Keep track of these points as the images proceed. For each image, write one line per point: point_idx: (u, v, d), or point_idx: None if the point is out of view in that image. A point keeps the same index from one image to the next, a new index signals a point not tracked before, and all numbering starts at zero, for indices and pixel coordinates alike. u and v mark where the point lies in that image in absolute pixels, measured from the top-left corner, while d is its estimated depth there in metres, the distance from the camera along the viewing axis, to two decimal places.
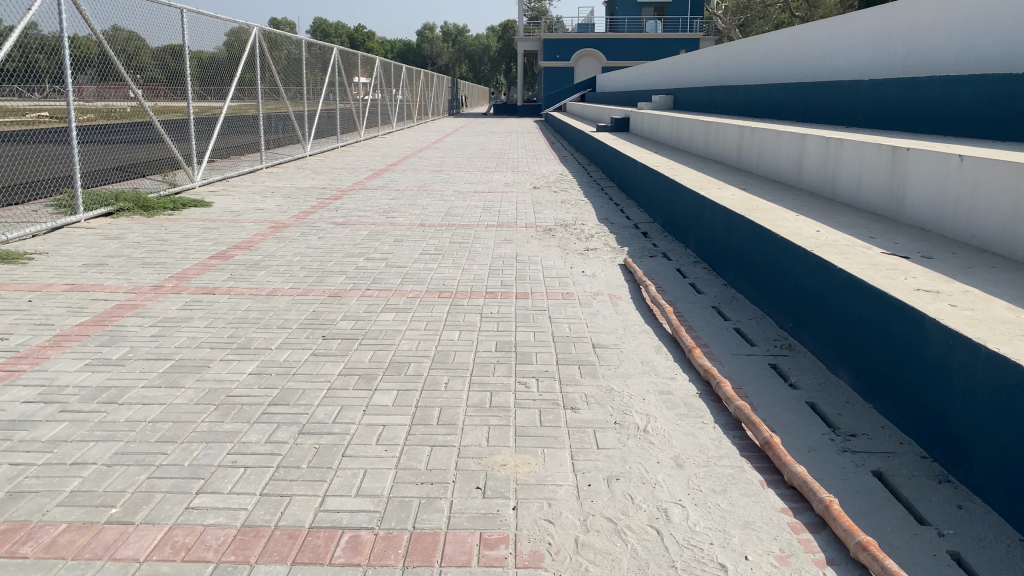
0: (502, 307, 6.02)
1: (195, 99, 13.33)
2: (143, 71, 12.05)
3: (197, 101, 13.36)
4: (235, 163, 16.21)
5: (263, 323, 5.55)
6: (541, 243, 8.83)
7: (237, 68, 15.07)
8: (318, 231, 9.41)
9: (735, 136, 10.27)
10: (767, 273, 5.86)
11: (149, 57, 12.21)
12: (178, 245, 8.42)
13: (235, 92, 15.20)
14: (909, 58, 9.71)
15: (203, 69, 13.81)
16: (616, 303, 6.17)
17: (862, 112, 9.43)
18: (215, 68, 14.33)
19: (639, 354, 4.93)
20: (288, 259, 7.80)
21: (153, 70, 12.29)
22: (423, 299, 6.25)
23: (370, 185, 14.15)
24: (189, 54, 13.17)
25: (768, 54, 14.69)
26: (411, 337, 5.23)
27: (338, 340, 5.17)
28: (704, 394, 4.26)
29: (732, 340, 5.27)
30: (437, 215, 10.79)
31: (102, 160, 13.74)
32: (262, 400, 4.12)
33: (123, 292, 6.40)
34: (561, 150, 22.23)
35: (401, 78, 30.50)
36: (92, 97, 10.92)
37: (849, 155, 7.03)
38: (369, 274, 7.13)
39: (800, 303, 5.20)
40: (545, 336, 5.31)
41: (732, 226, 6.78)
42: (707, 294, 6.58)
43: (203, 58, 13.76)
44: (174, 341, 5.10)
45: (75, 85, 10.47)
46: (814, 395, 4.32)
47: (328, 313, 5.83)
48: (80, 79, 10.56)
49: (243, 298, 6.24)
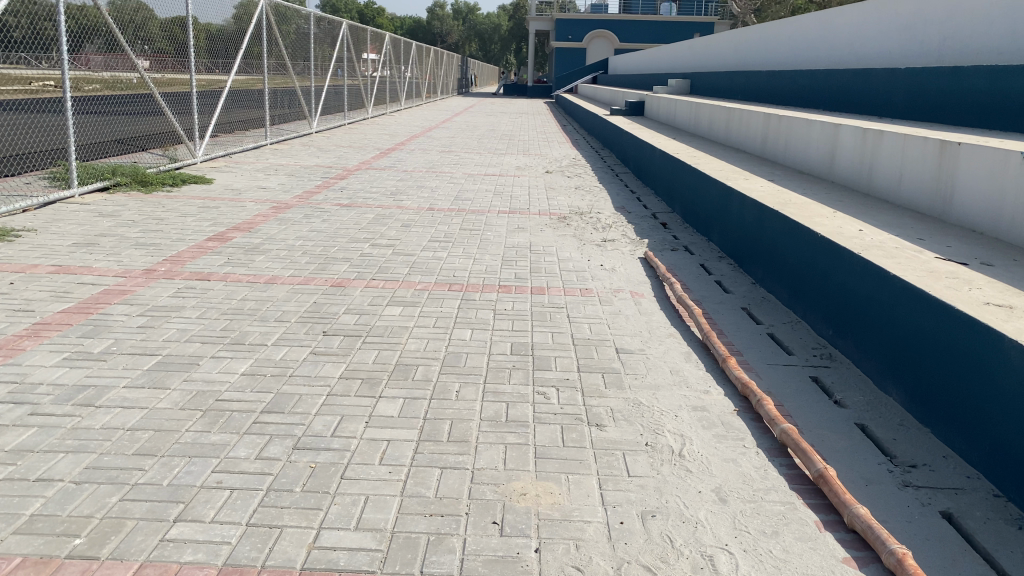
0: (517, 304, 5.61)
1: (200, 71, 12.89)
2: (150, 43, 11.67)
3: (201, 75, 12.91)
4: (240, 138, 15.78)
5: (260, 315, 5.15)
6: (556, 232, 8.41)
7: (245, 39, 14.60)
8: (323, 213, 9.00)
9: (761, 123, 9.80)
10: (804, 273, 5.43)
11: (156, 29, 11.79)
12: (175, 224, 8.02)
13: (241, 65, 14.73)
14: (945, 46, 9.22)
15: (211, 42, 13.34)
16: (639, 302, 5.76)
17: (897, 101, 8.95)
18: (223, 40, 13.91)
19: (667, 361, 4.52)
20: (290, 243, 7.39)
21: (160, 42, 11.92)
22: (432, 292, 5.84)
23: (378, 165, 13.73)
24: (198, 26, 12.77)
25: (792, 38, 14.15)
26: (419, 336, 4.82)
27: (340, 337, 4.76)
28: (742, 412, 3.85)
29: (767, 348, 4.85)
30: (446, 199, 10.37)
31: (102, 133, 13.30)
32: (253, 407, 3.72)
33: (113, 275, 6.01)
34: (573, 133, 21.76)
35: (410, 56, 29.90)
36: (99, 67, 10.54)
37: (889, 148, 6.59)
38: (375, 263, 6.72)
39: (843, 309, 4.78)
40: (564, 338, 4.90)
41: (763, 222, 6.35)
42: (735, 293, 6.15)
43: (211, 29, 13.31)
44: (163, 334, 4.71)
45: (78, 55, 9.99)
46: (863, 415, 3.91)
47: (329, 305, 5.43)
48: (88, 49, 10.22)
49: (239, 286, 5.84)
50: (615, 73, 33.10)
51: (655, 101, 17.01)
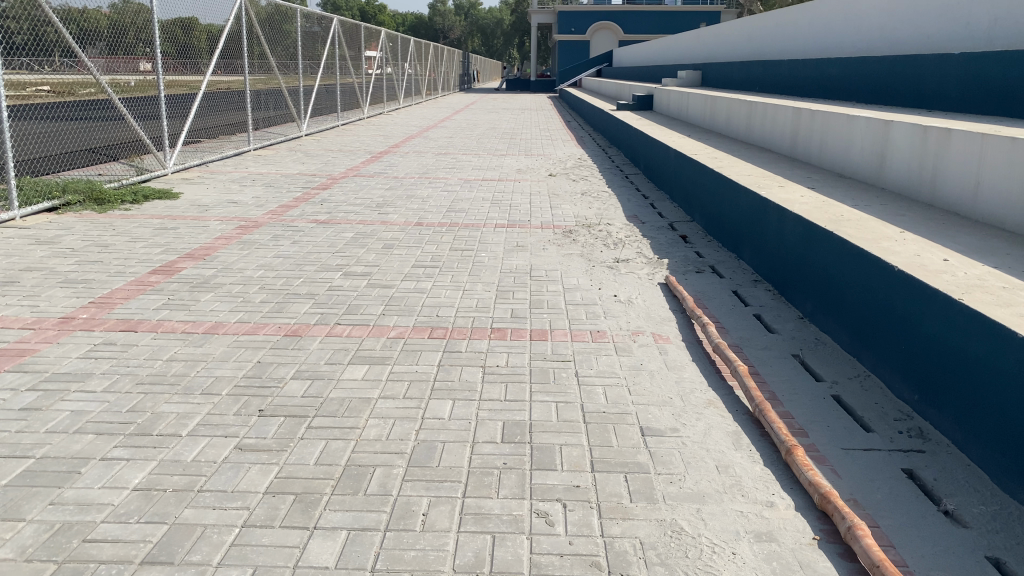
0: (513, 357, 4.50)
1: (187, 73, 12.03)
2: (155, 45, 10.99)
3: (188, 76, 12.05)
4: (221, 145, 14.67)
5: (184, 385, 4.05)
6: (560, 252, 7.28)
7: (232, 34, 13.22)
8: (295, 233, 7.90)
9: (792, 119, 8.65)
10: (873, 315, 4.29)
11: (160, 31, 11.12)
12: (120, 253, 6.94)
13: (228, 66, 13.69)
14: (997, 28, 8.08)
15: (184, 33, 11.89)
16: (664, 351, 4.64)
17: (948, 92, 7.82)
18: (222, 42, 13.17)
19: (711, 450, 3.40)
20: (249, 274, 6.28)
21: (164, 44, 11.30)
22: (407, 342, 4.74)
23: (366, 170, 12.65)
24: (193, 24, 12.07)
25: (813, 23, 12.99)
26: (383, 415, 3.69)
27: (279, 421, 3.65)
28: (827, 542, 2.74)
29: (838, 422, 3.72)
30: (438, 211, 9.25)
31: (71, 142, 12.25)
32: (132, 555, 2.63)
33: (17, 327, 4.91)
34: (577, 130, 20.63)
35: (409, 51, 28.66)
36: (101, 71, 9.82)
37: (959, 150, 5.46)
38: (345, 300, 5.61)
39: (935, 370, 3.64)
40: (572, 411, 3.78)
41: (811, 246, 5.23)
42: (782, 334, 5.02)
43: (190, 24, 11.99)
44: (48, 422, 3.60)
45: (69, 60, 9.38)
46: (994, 542, 2.79)
47: (276, 366, 4.32)
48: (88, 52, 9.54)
49: (170, 339, 4.75)
50: (620, 66, 31.90)
51: (665, 93, 15.88)
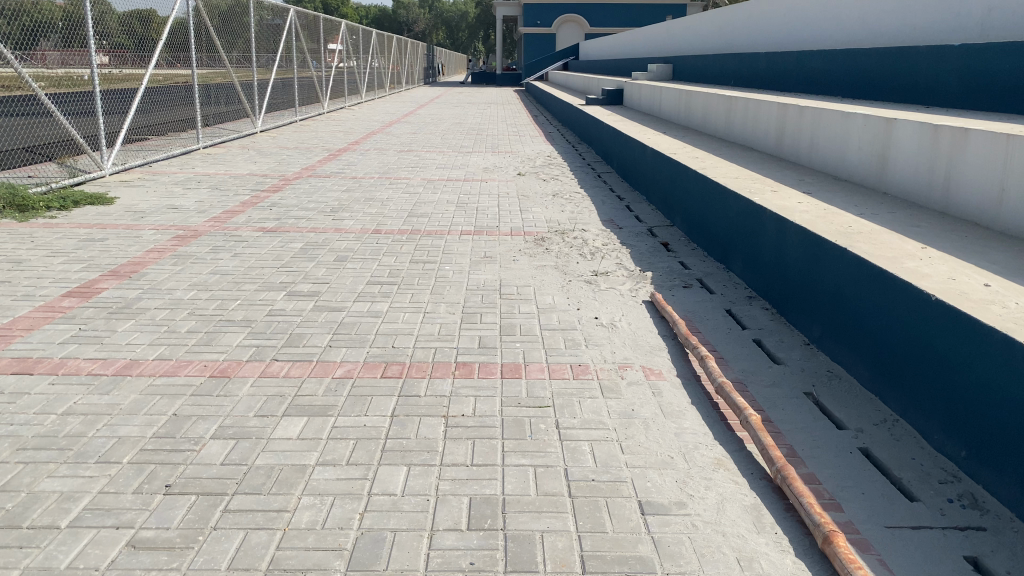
0: (482, 403, 3.79)
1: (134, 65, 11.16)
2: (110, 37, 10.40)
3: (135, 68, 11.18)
4: (167, 143, 13.73)
5: (77, 449, 3.30)
6: (532, 263, 6.59)
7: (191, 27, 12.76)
8: (238, 244, 7.11)
9: (779, 114, 8.05)
10: (899, 350, 3.66)
11: (115, 21, 10.43)
12: (33, 270, 6.10)
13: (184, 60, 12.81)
14: (991, 18, 7.54)
15: (141, 26, 11.25)
16: (658, 390, 3.98)
17: (944, 85, 7.27)
18: (180, 33, 12.69)
19: (730, 535, 2.74)
20: (178, 296, 5.50)
21: (121, 37, 10.77)
22: (356, 383, 4.02)
23: (322, 170, 11.84)
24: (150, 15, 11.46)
25: (789, 14, 12.43)
26: (322, 491, 2.97)
27: (190, 502, 2.91)
28: None
29: (876, 489, 3.09)
30: (398, 216, 8.51)
31: (0, 142, 11.30)
32: None
33: None
34: (545, 125, 19.97)
35: (371, 44, 27.70)
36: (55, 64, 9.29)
37: (979, 153, 4.86)
38: (286, 328, 4.85)
39: (987, 425, 3.00)
40: (556, 478, 3.10)
41: (817, 264, 4.59)
42: (789, 365, 4.39)
43: (148, 16, 11.40)
44: None
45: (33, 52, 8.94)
46: None
47: (194, 422, 3.56)
48: (43, 45, 9.03)
49: (72, 385, 3.96)
50: (588, 59, 31.27)
51: (636, 87, 15.27)
